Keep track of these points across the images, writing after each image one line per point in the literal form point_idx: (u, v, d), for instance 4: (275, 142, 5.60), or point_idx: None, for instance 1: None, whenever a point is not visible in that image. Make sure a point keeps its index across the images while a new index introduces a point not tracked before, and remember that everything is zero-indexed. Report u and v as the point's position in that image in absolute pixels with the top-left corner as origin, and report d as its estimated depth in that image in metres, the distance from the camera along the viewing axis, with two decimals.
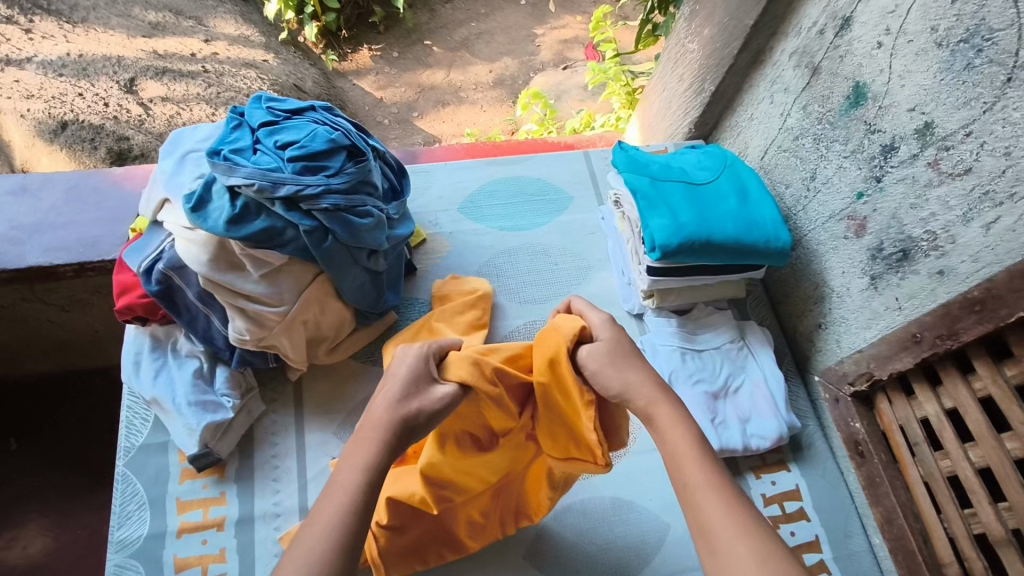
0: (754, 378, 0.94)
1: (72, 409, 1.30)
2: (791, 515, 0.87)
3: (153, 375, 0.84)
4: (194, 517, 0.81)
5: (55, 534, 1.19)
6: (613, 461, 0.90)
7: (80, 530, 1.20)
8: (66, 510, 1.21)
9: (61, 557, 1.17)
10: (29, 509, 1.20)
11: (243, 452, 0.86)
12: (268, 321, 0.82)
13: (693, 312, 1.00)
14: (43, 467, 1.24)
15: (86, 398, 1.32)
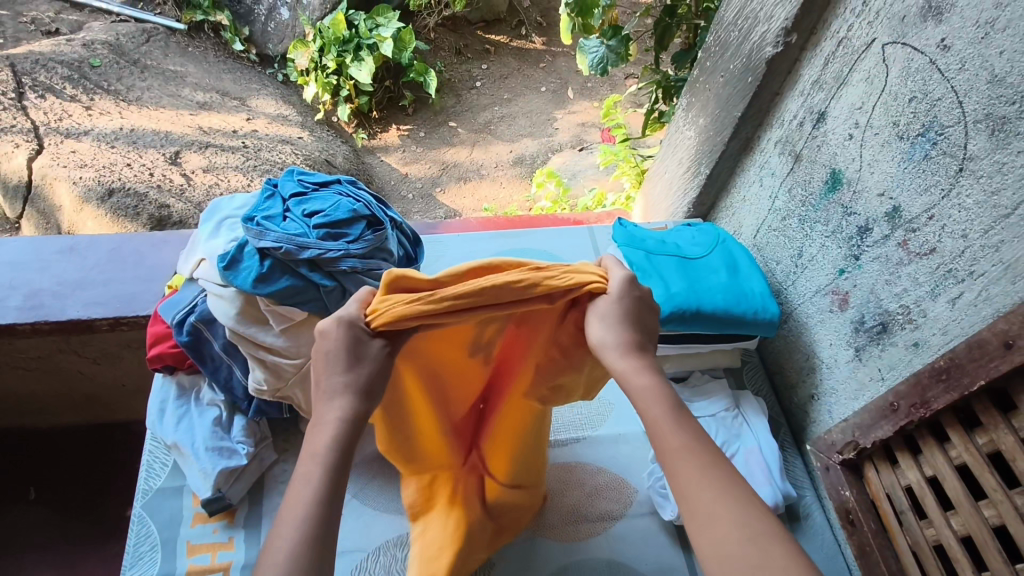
0: (748, 445, 0.96)
1: (96, 459, 1.36)
2: None
3: (176, 421, 0.90)
4: (202, 560, 0.84)
5: None
6: (610, 522, 0.91)
7: None
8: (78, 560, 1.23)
9: None
10: (43, 558, 1.23)
11: (253, 499, 0.90)
12: (284, 372, 0.88)
13: (690, 379, 1.04)
14: (61, 517, 1.28)
15: (110, 450, 1.38)
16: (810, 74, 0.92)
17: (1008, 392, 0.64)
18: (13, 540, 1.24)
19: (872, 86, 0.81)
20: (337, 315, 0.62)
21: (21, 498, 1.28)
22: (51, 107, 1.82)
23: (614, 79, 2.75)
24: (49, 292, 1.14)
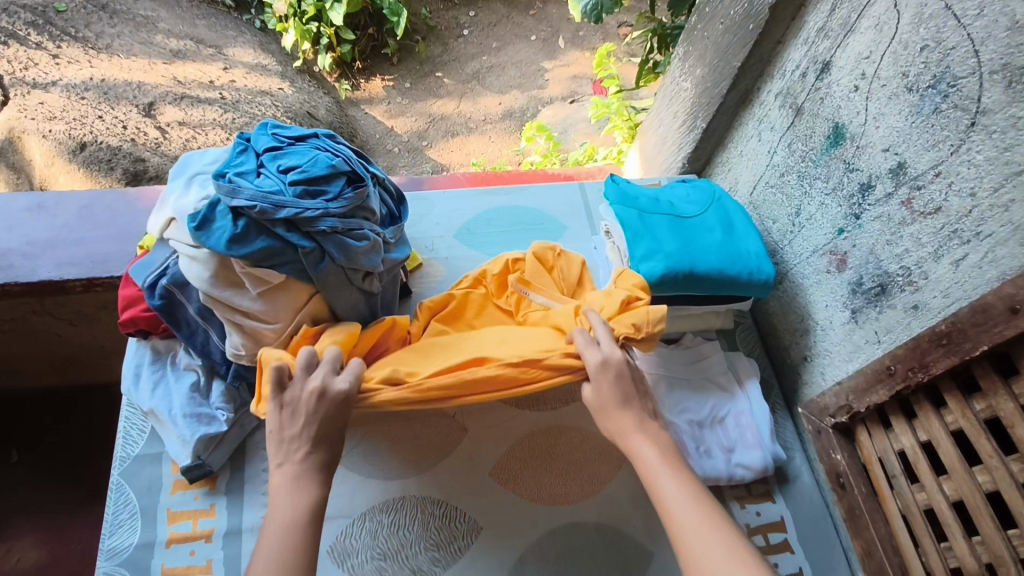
0: (739, 409, 0.96)
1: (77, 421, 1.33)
2: (776, 546, 0.90)
3: (152, 386, 0.87)
4: (183, 528, 0.84)
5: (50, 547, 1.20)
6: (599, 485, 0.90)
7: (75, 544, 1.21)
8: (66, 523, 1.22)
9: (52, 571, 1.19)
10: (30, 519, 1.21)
11: (235, 465, 0.88)
12: (264, 336, 0.85)
13: (683, 341, 1.01)
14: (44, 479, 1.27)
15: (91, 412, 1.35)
16: (815, 21, 0.87)
17: (1010, 357, 0.62)
18: None
19: (881, 34, 0.76)
20: (336, 386, 0.68)
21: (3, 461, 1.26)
22: (14, 55, 1.72)
23: (607, 27, 2.64)
24: (18, 252, 1.09)
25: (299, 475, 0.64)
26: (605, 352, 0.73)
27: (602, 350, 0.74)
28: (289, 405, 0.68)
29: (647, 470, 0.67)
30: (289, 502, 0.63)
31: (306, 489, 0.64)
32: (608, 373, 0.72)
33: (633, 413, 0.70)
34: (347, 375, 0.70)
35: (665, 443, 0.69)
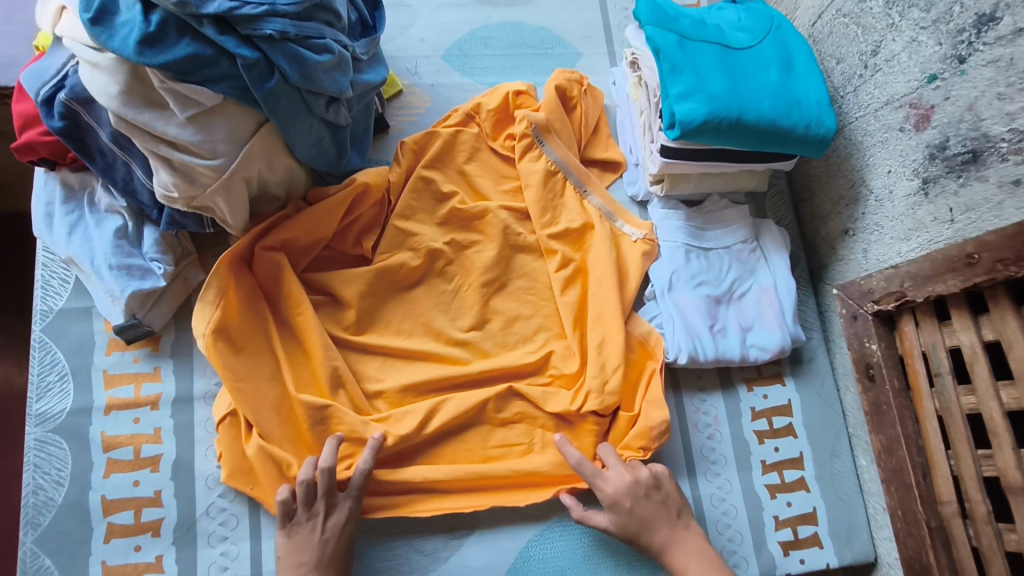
0: (762, 284, 0.84)
1: None
2: (779, 430, 0.85)
3: (67, 230, 0.71)
4: (123, 393, 0.73)
5: None
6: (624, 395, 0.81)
7: None
8: None
9: None
10: None
11: (180, 324, 0.76)
12: (199, 177, 0.66)
13: (705, 205, 0.86)
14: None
15: None
16: None
17: None
18: None
19: None
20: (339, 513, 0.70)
21: None
22: None
23: None
24: None
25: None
26: (619, 474, 0.74)
27: (612, 480, 0.74)
28: (297, 546, 0.68)
29: (680, 546, 0.73)
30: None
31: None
32: (633, 495, 0.73)
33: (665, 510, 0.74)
34: (346, 498, 0.70)
35: (693, 547, 0.73)
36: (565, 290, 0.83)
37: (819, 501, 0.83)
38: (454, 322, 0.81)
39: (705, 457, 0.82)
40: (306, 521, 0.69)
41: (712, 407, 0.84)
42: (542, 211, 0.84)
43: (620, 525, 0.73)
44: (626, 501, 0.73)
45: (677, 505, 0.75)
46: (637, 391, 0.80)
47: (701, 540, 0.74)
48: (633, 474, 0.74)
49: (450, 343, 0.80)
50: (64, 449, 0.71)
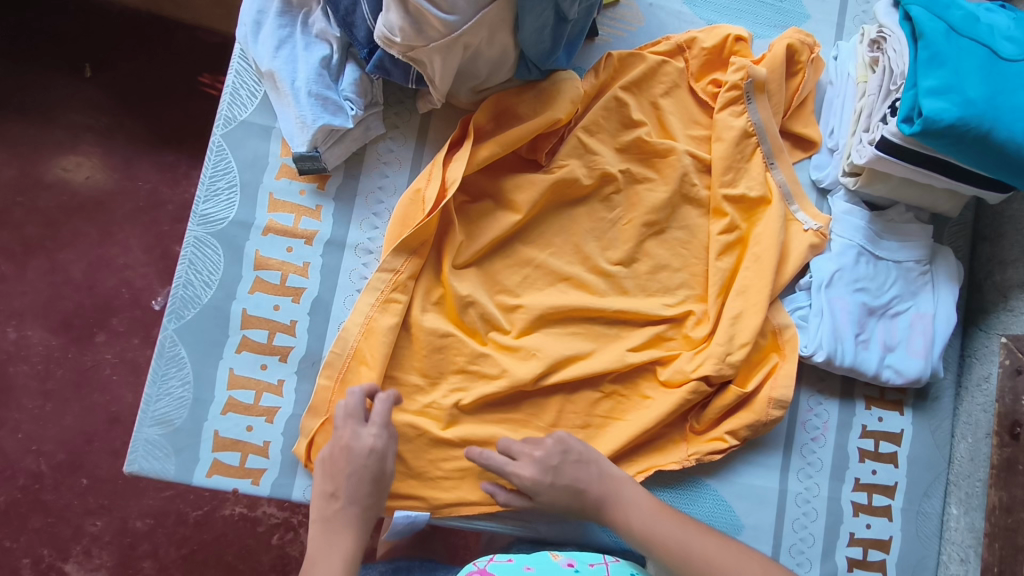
0: (920, 309, 0.81)
1: (157, 53, 1.26)
2: (882, 455, 0.83)
3: (275, 44, 0.70)
4: (284, 220, 0.74)
5: (116, 175, 1.25)
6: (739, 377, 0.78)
7: (141, 184, 1.25)
8: (130, 159, 1.25)
9: (121, 200, 1.24)
10: (95, 142, 1.25)
11: (349, 171, 0.76)
12: (428, 29, 0.64)
13: (889, 212, 0.82)
14: (115, 99, 1.25)
15: (166, 47, 1.27)
16: None
17: None
18: (60, 107, 1.24)
19: None
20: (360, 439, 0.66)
21: (76, 75, 1.24)
22: None
23: None
24: None
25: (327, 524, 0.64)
26: (528, 457, 0.70)
27: (523, 465, 0.70)
28: (326, 480, 0.66)
29: (617, 502, 0.69)
30: (329, 557, 0.63)
31: (345, 540, 0.64)
32: (543, 477, 0.69)
33: (584, 471, 0.70)
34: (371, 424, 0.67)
35: (648, 503, 0.69)
36: (721, 255, 0.80)
37: (897, 532, 0.82)
38: (604, 252, 0.79)
39: (803, 456, 0.81)
40: (336, 456, 0.66)
41: (825, 412, 0.82)
42: (726, 169, 0.80)
43: (541, 502, 0.70)
44: (534, 477, 0.69)
45: (594, 462, 0.71)
46: (755, 374, 0.78)
47: (634, 489, 0.70)
48: (538, 450, 0.71)
49: (595, 271, 0.79)
50: (218, 255, 0.72)
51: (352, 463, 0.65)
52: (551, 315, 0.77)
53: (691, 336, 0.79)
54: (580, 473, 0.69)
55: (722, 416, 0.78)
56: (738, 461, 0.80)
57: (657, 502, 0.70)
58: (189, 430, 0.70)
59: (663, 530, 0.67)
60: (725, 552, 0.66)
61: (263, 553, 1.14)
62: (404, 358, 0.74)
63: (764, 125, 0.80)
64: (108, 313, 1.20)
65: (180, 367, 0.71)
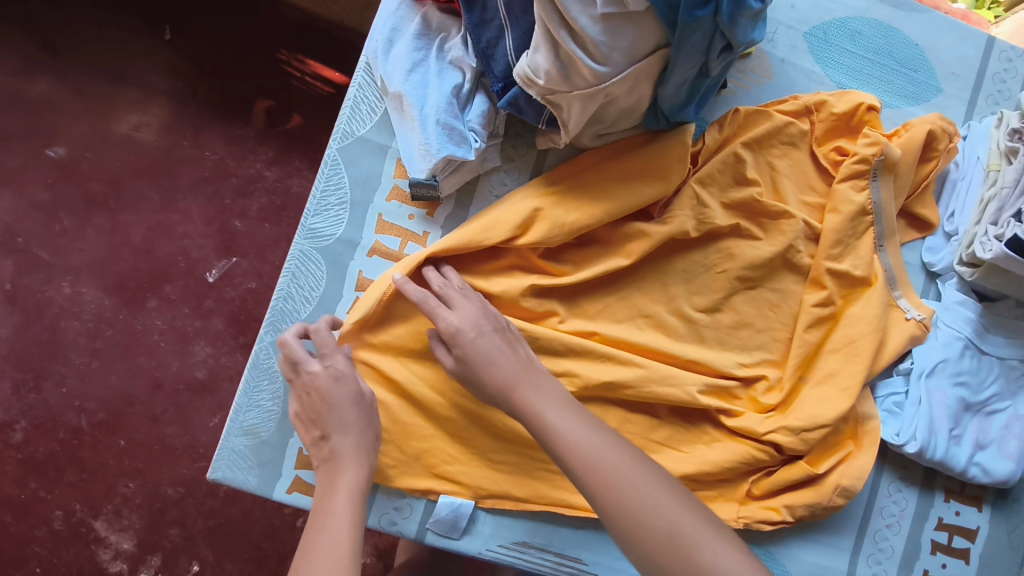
0: (1018, 410, 0.78)
1: (241, 24, 1.24)
2: (953, 549, 0.81)
3: (409, 66, 0.69)
4: (389, 243, 0.72)
5: (185, 139, 1.22)
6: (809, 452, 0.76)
7: (208, 154, 1.22)
8: (200, 126, 1.22)
9: (188, 167, 1.21)
10: (170, 103, 1.22)
11: (460, 200, 0.74)
12: (575, 77, 0.62)
13: (999, 306, 0.79)
14: (193, 65, 1.23)
15: (251, 19, 1.24)
16: None
17: None
18: (138, 67, 1.22)
19: None
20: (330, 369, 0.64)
21: (157, 37, 1.22)
22: None
23: None
24: None
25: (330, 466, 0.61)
26: (463, 308, 0.66)
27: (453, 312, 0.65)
28: (309, 423, 0.64)
29: (531, 387, 0.61)
30: (332, 491, 0.59)
31: (352, 472, 0.61)
32: (465, 326, 0.64)
33: (496, 340, 0.64)
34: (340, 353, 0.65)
35: (555, 392, 0.61)
36: (811, 327, 0.77)
37: None
38: (693, 297, 0.76)
39: (874, 541, 0.80)
40: (306, 399, 0.64)
41: (903, 500, 0.81)
42: (839, 242, 0.78)
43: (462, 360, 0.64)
44: (467, 333, 0.63)
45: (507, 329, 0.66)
46: (827, 457, 0.76)
47: (546, 377, 0.63)
48: (461, 302, 0.66)
49: (680, 315, 0.76)
50: (320, 272, 0.71)
51: (322, 393, 0.63)
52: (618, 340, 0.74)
53: (759, 400, 0.76)
54: (492, 343, 0.63)
55: (782, 488, 0.76)
56: (808, 537, 0.79)
57: (578, 405, 0.61)
58: (273, 444, 0.69)
59: (582, 432, 0.57)
60: (639, 464, 0.56)
61: (287, 533, 1.12)
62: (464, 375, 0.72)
63: (885, 203, 0.78)
64: (163, 278, 1.18)
65: (272, 381, 0.70)
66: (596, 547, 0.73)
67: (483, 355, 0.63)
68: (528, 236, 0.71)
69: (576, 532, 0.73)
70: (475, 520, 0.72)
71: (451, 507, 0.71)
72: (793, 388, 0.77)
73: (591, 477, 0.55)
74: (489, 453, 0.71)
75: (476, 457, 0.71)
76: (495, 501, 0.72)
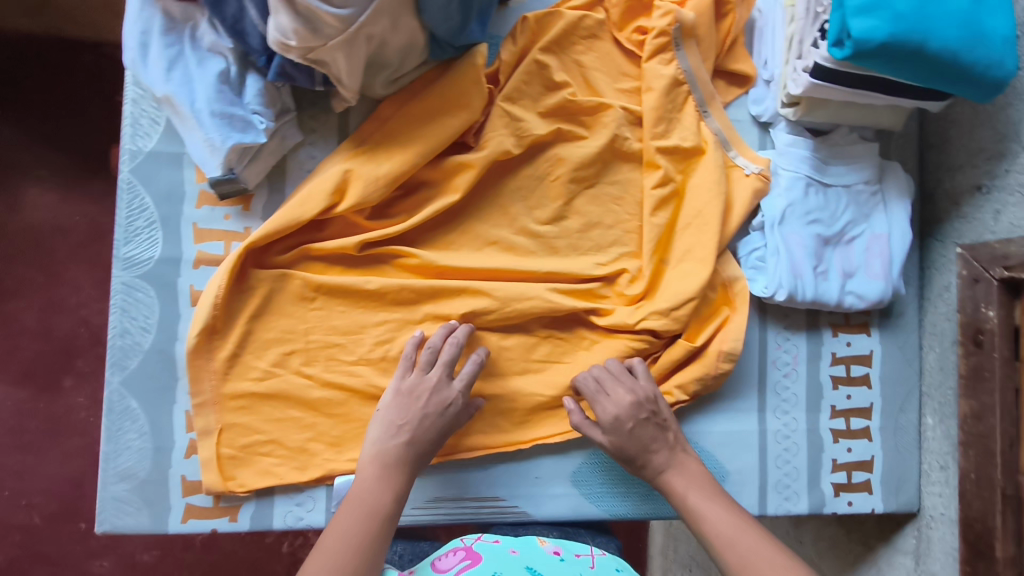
0: (875, 230, 0.80)
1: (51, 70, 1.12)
2: (854, 378, 0.84)
3: (166, 66, 0.65)
4: (213, 249, 0.70)
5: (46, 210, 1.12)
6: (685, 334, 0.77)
7: (77, 218, 1.14)
8: (65, 193, 1.13)
9: (60, 237, 1.13)
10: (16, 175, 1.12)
11: (273, 185, 0.72)
12: (324, 27, 0.59)
13: (833, 136, 0.80)
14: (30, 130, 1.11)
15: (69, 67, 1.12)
16: None
17: None
18: None
19: None
20: (451, 392, 0.69)
21: None
22: None
23: None
24: None
25: (387, 465, 0.65)
26: (616, 397, 0.71)
27: (609, 402, 0.71)
28: (389, 414, 0.67)
29: (682, 474, 0.70)
30: (382, 491, 0.64)
31: (400, 478, 0.65)
32: (621, 424, 0.70)
33: (651, 430, 0.71)
34: (460, 382, 0.69)
35: (694, 473, 0.71)
36: (656, 210, 0.77)
37: (878, 450, 0.84)
38: (533, 212, 0.77)
39: (777, 394, 0.82)
40: (412, 390, 0.68)
41: (794, 347, 0.83)
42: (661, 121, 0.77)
43: (615, 444, 0.70)
44: (625, 424, 0.70)
45: (673, 430, 0.72)
46: (704, 327, 0.77)
47: (701, 467, 0.71)
48: (617, 391, 0.71)
49: (524, 232, 0.76)
50: (151, 298, 0.69)
51: (433, 408, 0.67)
52: (467, 272, 0.74)
53: (626, 293, 0.77)
54: (656, 434, 0.71)
55: (671, 370, 0.77)
56: (712, 407, 0.80)
57: (718, 488, 0.70)
58: (155, 480, 0.68)
59: (720, 513, 0.66)
60: (753, 529, 0.65)
61: (274, 562, 1.11)
62: (316, 349, 0.71)
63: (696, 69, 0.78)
64: (72, 356, 1.11)
65: (134, 419, 0.68)
66: (509, 482, 0.75)
67: (625, 441, 0.70)
68: (347, 199, 0.70)
69: (485, 475, 0.75)
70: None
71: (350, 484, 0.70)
72: (656, 272, 0.77)
73: (730, 558, 0.64)
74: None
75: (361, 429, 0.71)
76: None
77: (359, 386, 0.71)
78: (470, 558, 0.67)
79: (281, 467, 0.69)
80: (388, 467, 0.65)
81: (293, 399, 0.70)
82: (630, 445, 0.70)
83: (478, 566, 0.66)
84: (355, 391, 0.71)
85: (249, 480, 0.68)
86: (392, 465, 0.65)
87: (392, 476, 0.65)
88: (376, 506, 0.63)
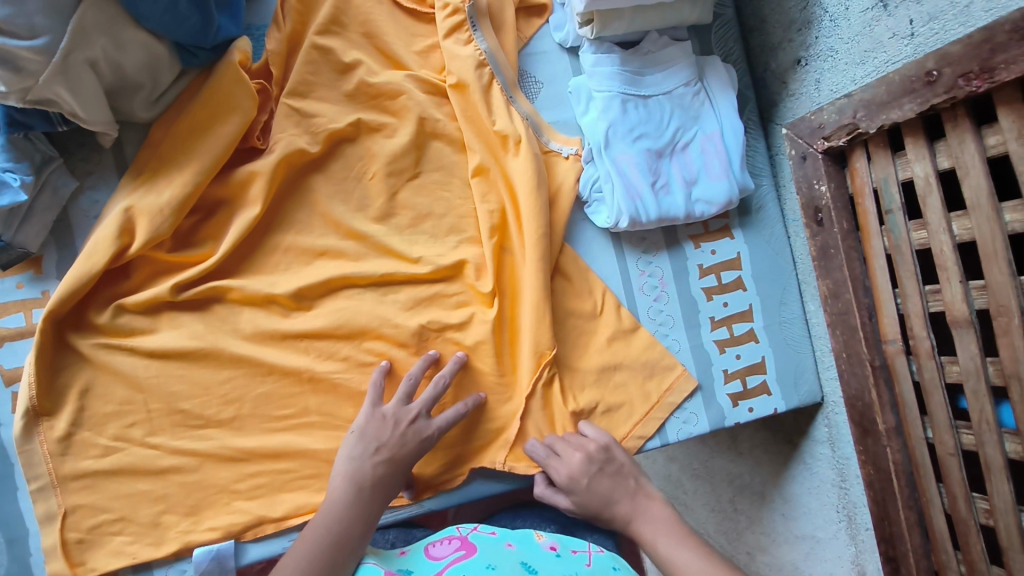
0: (707, 130, 0.77)
1: None
2: (727, 285, 0.81)
3: None
4: (14, 322, 0.66)
5: None
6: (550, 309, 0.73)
7: None
8: None
9: None
10: None
11: (61, 241, 0.68)
12: (26, 63, 0.54)
13: (643, 45, 0.77)
14: None
15: None
16: None
17: None
18: None
19: None
20: (429, 423, 0.67)
21: None
22: None
23: None
24: None
25: (364, 486, 0.61)
26: (570, 458, 0.68)
27: (564, 465, 0.68)
28: (369, 435, 0.64)
29: (649, 518, 0.65)
30: (356, 517, 0.60)
31: (373, 508, 0.61)
32: (580, 479, 0.67)
33: (619, 484, 0.67)
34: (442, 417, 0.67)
35: (662, 517, 0.65)
36: (487, 196, 0.74)
37: (768, 350, 0.81)
38: (349, 208, 0.72)
39: (652, 319, 0.79)
40: (389, 417, 0.65)
41: (658, 269, 0.80)
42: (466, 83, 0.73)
43: (579, 502, 0.67)
44: (581, 482, 0.67)
45: (636, 479, 0.68)
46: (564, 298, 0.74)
47: (668, 510, 0.66)
48: (581, 452, 0.69)
49: (352, 235, 0.72)
50: None
51: (417, 435, 0.65)
52: (298, 296, 0.70)
53: (478, 288, 0.73)
54: (617, 483, 0.67)
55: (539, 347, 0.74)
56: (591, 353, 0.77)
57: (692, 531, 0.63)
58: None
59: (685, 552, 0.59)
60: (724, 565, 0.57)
61: None
62: (159, 417, 0.67)
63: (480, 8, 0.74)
64: None
65: None
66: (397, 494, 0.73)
67: (586, 492, 0.67)
68: (137, 239, 0.65)
69: None
70: (243, 554, 0.67)
71: (210, 554, 0.66)
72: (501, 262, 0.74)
73: None
74: (229, 485, 0.67)
75: (217, 494, 0.67)
76: (254, 531, 0.67)
77: (210, 449, 0.67)
78: (466, 548, 0.64)
79: (133, 546, 0.65)
80: (365, 489, 0.61)
81: (139, 471, 0.66)
82: (592, 496, 0.67)
83: (470, 557, 0.62)
84: (207, 454, 0.67)
85: (100, 563, 0.64)
86: (372, 493, 0.62)
87: (372, 500, 0.61)
88: (348, 539, 0.58)
